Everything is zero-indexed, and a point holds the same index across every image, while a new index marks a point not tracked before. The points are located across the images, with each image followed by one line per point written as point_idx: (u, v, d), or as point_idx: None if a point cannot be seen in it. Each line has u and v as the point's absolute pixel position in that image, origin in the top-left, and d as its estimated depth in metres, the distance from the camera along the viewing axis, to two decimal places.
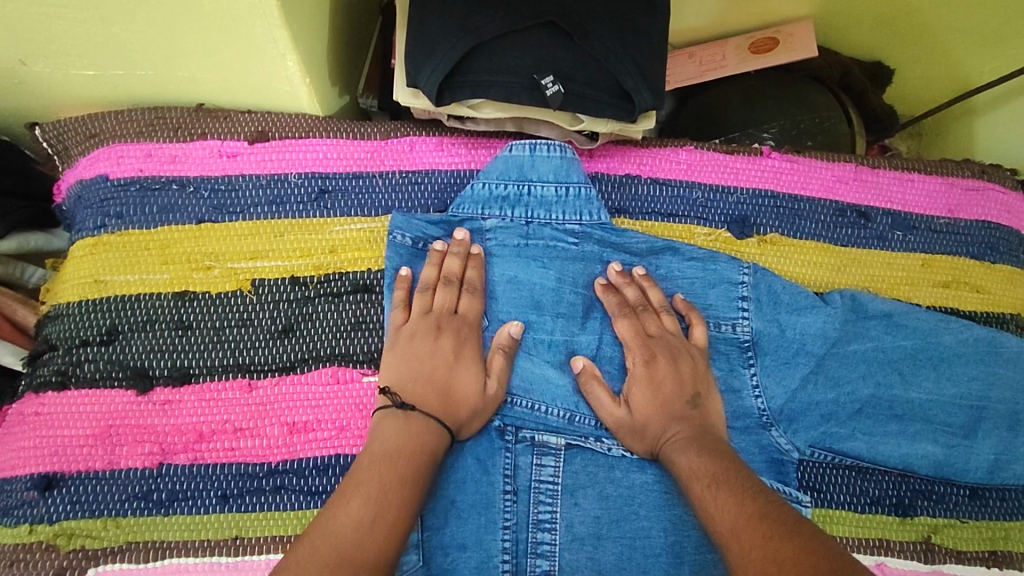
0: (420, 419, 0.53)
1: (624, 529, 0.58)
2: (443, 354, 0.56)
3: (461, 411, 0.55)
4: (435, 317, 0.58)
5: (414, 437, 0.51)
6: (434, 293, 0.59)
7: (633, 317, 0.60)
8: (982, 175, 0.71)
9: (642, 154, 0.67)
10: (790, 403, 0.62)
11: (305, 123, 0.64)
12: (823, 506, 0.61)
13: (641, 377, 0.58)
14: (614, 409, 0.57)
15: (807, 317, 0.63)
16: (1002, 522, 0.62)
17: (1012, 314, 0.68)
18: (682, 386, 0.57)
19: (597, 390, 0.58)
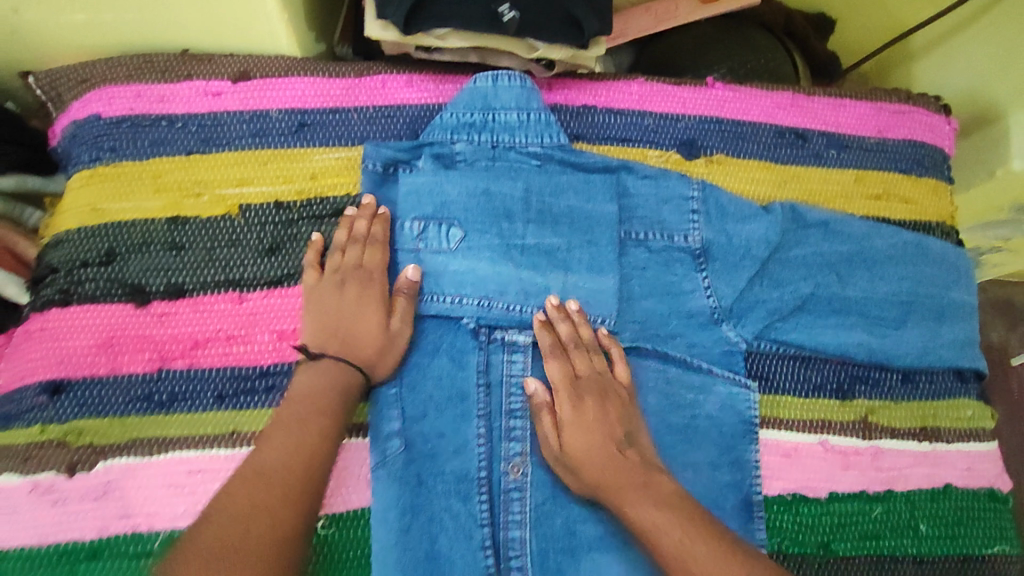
0: (331, 364, 0.58)
1: None
2: (347, 305, 0.60)
3: (365, 350, 0.59)
4: (342, 270, 0.61)
5: (324, 380, 0.58)
6: (345, 251, 0.62)
7: (571, 328, 0.63)
8: (908, 100, 0.78)
9: (597, 87, 0.73)
10: (740, 299, 0.67)
11: (284, 64, 0.69)
12: (771, 393, 0.66)
13: (570, 419, 0.60)
14: (552, 436, 0.60)
15: (748, 224, 0.69)
16: (931, 402, 0.68)
17: (938, 222, 0.75)
18: (612, 430, 0.59)
19: (546, 420, 0.61)
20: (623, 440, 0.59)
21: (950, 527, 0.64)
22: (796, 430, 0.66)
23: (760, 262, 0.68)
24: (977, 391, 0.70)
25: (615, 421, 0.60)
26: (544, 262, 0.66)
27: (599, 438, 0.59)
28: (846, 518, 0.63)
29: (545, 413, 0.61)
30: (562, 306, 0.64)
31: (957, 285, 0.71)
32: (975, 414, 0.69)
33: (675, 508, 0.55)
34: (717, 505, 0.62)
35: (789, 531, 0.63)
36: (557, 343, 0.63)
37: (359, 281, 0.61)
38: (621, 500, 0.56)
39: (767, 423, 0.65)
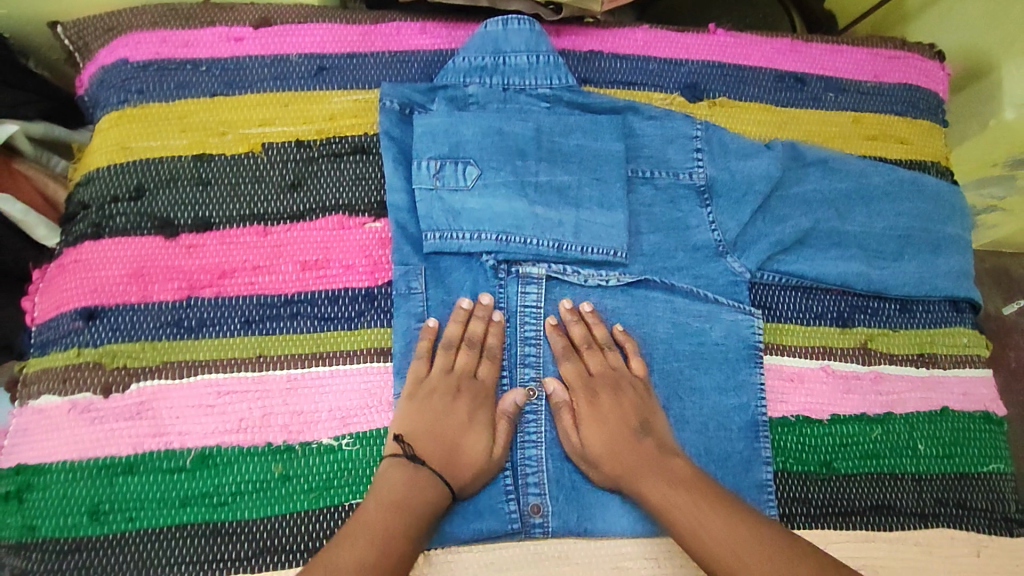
0: (427, 474, 0.56)
1: None
2: (459, 414, 0.60)
3: (466, 475, 0.58)
4: (457, 377, 0.61)
5: (419, 486, 0.55)
6: (458, 351, 0.62)
7: (584, 327, 0.65)
8: (901, 46, 0.81)
9: (603, 34, 0.76)
10: (744, 234, 0.70)
11: (303, 12, 0.72)
12: (775, 321, 0.69)
13: (586, 413, 0.61)
14: (574, 437, 0.61)
15: (750, 161, 0.71)
16: (927, 330, 0.71)
17: (933, 162, 0.78)
18: (629, 417, 0.61)
19: (563, 417, 0.61)
20: (642, 428, 0.60)
21: (948, 446, 0.67)
22: (799, 356, 0.68)
23: (762, 199, 0.71)
24: (971, 321, 0.73)
25: (633, 408, 0.61)
26: (556, 198, 0.68)
27: (614, 429, 0.60)
28: (848, 438, 0.66)
29: (566, 412, 0.62)
30: (576, 309, 0.65)
31: (952, 219, 0.75)
32: (971, 341, 0.72)
33: (687, 488, 0.56)
34: (724, 425, 0.65)
35: (793, 450, 0.65)
36: (571, 343, 0.64)
37: (473, 395, 0.61)
38: (639, 484, 0.58)
39: (770, 349, 0.68)
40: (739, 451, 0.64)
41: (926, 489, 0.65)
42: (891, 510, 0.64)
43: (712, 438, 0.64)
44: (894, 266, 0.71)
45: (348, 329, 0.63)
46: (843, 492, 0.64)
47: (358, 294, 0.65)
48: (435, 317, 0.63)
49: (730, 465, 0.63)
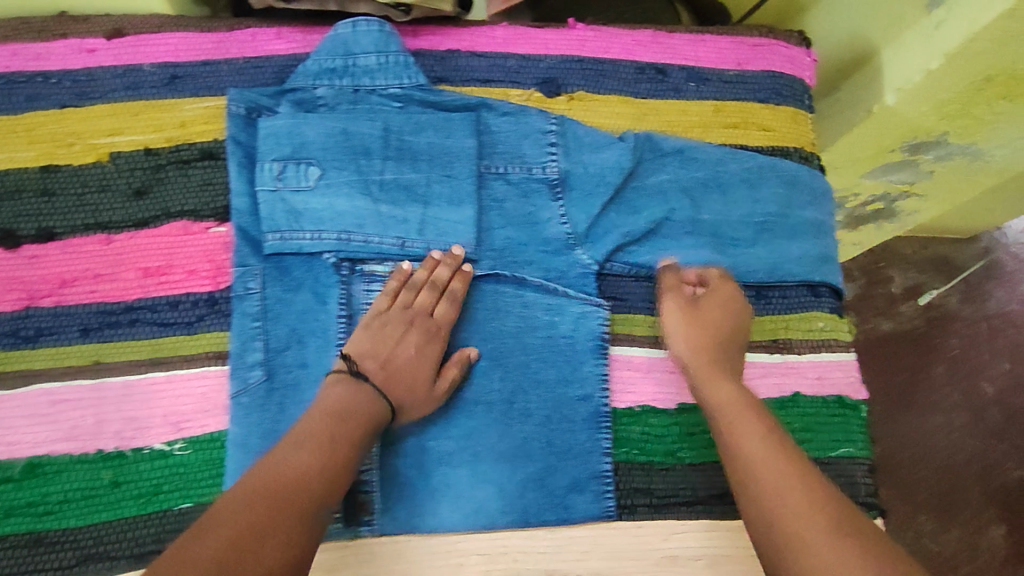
0: (370, 392, 0.60)
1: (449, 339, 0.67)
2: (410, 346, 0.63)
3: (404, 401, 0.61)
4: (413, 313, 0.64)
5: (354, 401, 0.58)
6: (418, 291, 0.65)
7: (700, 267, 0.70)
8: (767, 34, 0.80)
9: (461, 32, 0.75)
10: (594, 226, 0.70)
11: (156, 21, 0.71)
12: (623, 311, 0.70)
13: (711, 301, 0.67)
14: (673, 310, 0.67)
15: (600, 152, 0.72)
16: (783, 316, 0.72)
17: (796, 147, 0.78)
18: (725, 324, 0.66)
19: (670, 297, 0.68)
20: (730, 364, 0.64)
21: (796, 432, 0.68)
22: (648, 346, 0.69)
23: (618, 191, 0.71)
24: (830, 305, 0.73)
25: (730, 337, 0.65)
26: (403, 196, 0.68)
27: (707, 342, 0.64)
28: (695, 427, 0.67)
29: (673, 292, 0.68)
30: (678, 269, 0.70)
31: (808, 206, 0.74)
32: (828, 325, 0.72)
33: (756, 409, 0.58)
34: (567, 417, 0.65)
35: (638, 441, 0.66)
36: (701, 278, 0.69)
37: (426, 331, 0.64)
38: (711, 383, 0.61)
39: (618, 339, 0.69)
40: (580, 443, 0.64)
41: None
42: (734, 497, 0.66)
43: (554, 430, 0.64)
44: (750, 253, 0.72)
45: (187, 334, 0.65)
46: (686, 481, 0.66)
47: (200, 299, 0.66)
48: (268, 319, 0.64)
49: (570, 457, 0.64)
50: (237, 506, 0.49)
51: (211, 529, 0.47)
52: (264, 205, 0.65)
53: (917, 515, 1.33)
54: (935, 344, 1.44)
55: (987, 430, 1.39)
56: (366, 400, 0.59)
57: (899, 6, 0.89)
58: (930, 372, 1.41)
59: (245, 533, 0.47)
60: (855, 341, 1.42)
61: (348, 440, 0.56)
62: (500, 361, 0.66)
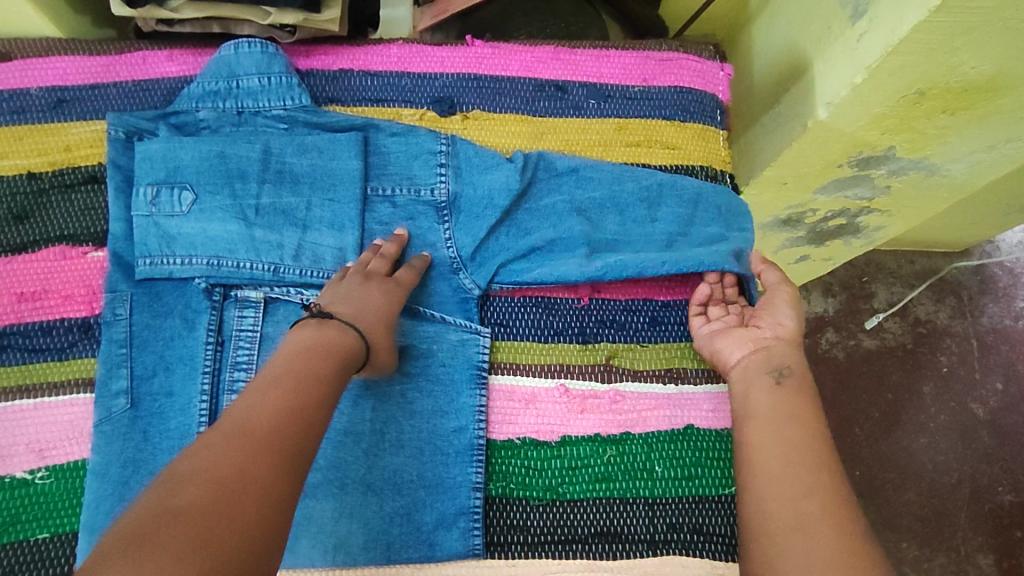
0: (338, 326, 0.57)
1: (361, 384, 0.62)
2: (372, 294, 0.61)
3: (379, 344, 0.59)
4: (368, 269, 0.63)
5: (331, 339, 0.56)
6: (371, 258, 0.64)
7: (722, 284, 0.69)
8: (677, 49, 0.78)
9: (355, 52, 0.75)
10: (478, 251, 0.68)
11: (45, 45, 0.72)
12: (507, 339, 0.66)
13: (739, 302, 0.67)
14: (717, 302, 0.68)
15: (487, 171, 0.69)
16: (678, 345, 0.69)
17: (703, 166, 0.74)
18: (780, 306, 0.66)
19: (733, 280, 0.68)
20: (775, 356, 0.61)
21: (688, 468, 0.64)
22: (532, 375, 0.66)
23: (505, 214, 0.68)
24: None
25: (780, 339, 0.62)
26: (281, 220, 0.66)
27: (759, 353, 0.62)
28: (578, 461, 0.63)
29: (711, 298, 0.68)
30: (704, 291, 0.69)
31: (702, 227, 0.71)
32: None
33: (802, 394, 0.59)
34: (440, 450, 0.62)
35: (515, 475, 0.63)
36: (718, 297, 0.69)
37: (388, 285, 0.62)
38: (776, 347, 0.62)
39: (501, 368, 0.65)
40: (452, 477, 0.61)
41: (658, 515, 0.63)
42: (616, 537, 0.62)
43: (426, 463, 0.62)
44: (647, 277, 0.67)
45: (58, 360, 0.63)
46: (566, 519, 0.62)
47: (73, 324, 0.64)
48: (135, 346, 0.62)
49: (440, 492, 0.61)
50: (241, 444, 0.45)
51: (192, 483, 0.42)
52: (138, 229, 0.65)
53: (902, 543, 1.26)
54: (921, 361, 1.37)
55: (976, 453, 1.31)
56: (333, 333, 0.56)
57: (824, 17, 0.86)
58: (915, 391, 1.35)
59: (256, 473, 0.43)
60: (833, 359, 1.35)
61: (326, 378, 0.52)
62: (373, 390, 0.62)
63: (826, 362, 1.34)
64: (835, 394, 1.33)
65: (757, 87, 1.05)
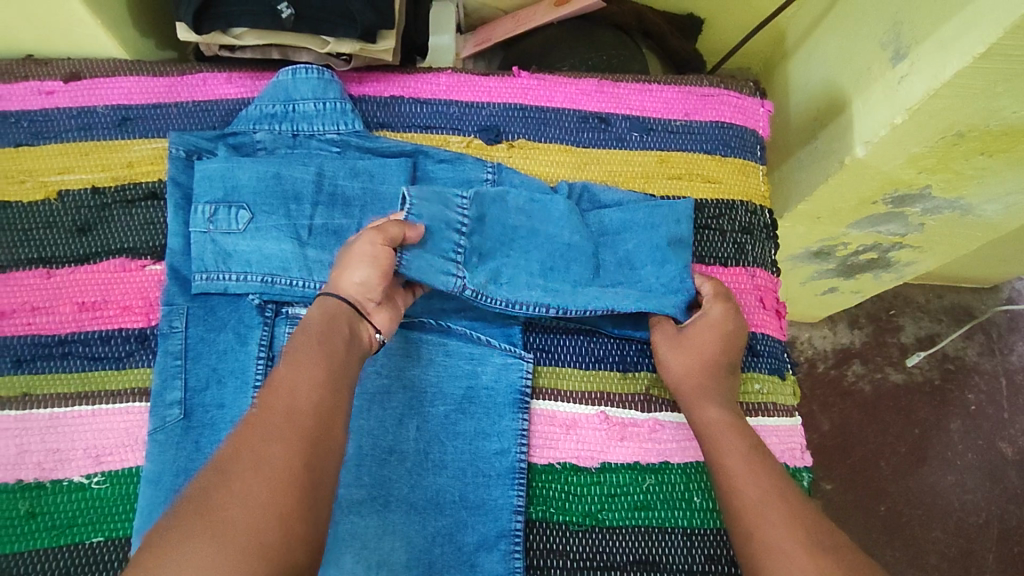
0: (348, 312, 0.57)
1: (403, 378, 0.65)
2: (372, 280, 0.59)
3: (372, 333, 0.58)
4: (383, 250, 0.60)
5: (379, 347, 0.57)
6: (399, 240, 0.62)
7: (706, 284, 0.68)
8: (718, 85, 0.80)
9: (405, 80, 0.77)
10: (494, 298, 0.66)
11: (112, 65, 0.75)
12: (549, 364, 0.68)
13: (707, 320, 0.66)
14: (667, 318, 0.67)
15: (503, 204, 0.69)
16: None
17: (742, 201, 0.76)
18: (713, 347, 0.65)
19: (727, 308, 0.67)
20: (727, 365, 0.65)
21: None
22: (573, 402, 0.67)
23: (521, 247, 0.69)
24: (769, 365, 0.70)
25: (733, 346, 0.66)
26: (331, 240, 0.69)
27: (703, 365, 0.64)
28: (617, 488, 0.64)
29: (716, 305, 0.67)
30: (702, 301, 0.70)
31: (742, 258, 0.73)
32: (765, 387, 0.69)
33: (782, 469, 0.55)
34: (481, 472, 0.63)
35: (556, 499, 0.64)
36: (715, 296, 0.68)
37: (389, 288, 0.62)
38: (699, 402, 0.62)
39: (542, 393, 0.67)
40: (493, 499, 0.62)
41: (696, 545, 0.63)
42: (654, 567, 0.62)
43: (468, 484, 0.63)
44: (671, 296, 0.68)
45: (115, 369, 0.65)
46: (604, 545, 0.63)
47: (131, 335, 0.67)
48: (191, 359, 0.64)
49: (480, 513, 0.62)
50: (255, 471, 0.44)
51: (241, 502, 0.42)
52: (195, 244, 0.67)
53: None
54: (948, 398, 1.35)
55: (1003, 493, 1.30)
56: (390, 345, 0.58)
57: (863, 58, 0.87)
58: (942, 427, 1.33)
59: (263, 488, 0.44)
60: (861, 392, 1.34)
61: None
62: (414, 410, 0.65)
63: (852, 396, 1.34)
64: (862, 428, 1.33)
65: (792, 120, 1.06)
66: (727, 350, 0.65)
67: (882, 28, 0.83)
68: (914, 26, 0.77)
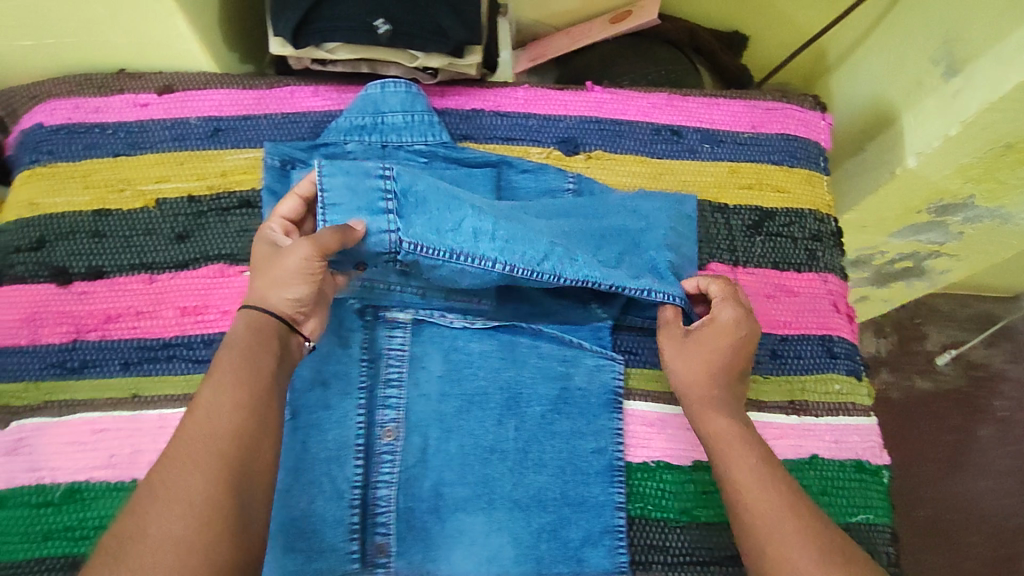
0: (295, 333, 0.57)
1: (500, 376, 0.68)
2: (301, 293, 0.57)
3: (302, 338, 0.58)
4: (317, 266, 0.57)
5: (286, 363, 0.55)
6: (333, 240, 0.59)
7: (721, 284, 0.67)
8: (782, 98, 0.83)
9: (485, 93, 0.81)
10: (434, 251, 0.62)
11: (204, 78, 0.78)
12: (638, 366, 0.70)
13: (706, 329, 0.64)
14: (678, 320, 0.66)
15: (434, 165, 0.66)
16: (799, 377, 0.72)
17: (812, 210, 0.78)
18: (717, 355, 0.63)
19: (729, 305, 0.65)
20: (740, 371, 0.63)
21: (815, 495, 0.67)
22: (662, 402, 0.69)
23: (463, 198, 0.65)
24: (847, 367, 0.73)
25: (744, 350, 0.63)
26: None
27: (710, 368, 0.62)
28: (709, 485, 0.66)
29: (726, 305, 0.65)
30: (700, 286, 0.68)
31: (814, 265, 0.76)
32: (845, 388, 0.72)
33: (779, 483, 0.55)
34: (581, 470, 0.65)
35: (652, 496, 0.66)
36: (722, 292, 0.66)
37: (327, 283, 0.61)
38: (703, 413, 0.61)
39: (634, 395, 0.69)
40: (594, 496, 0.65)
41: None
42: None
43: (567, 482, 0.65)
44: (591, 266, 0.66)
45: None
46: (701, 540, 0.65)
47: None
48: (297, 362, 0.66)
49: (583, 509, 0.64)
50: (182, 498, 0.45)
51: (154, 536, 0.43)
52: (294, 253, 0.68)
53: None
54: (979, 405, 1.39)
55: None
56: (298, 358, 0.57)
57: (914, 73, 0.91)
58: (971, 433, 1.36)
59: (190, 529, 0.44)
60: (893, 399, 1.37)
61: None
62: (511, 411, 0.67)
63: (884, 403, 1.37)
64: (895, 434, 1.36)
65: (840, 134, 1.10)
66: (731, 357, 0.63)
67: (933, 45, 0.87)
68: (968, 44, 0.81)
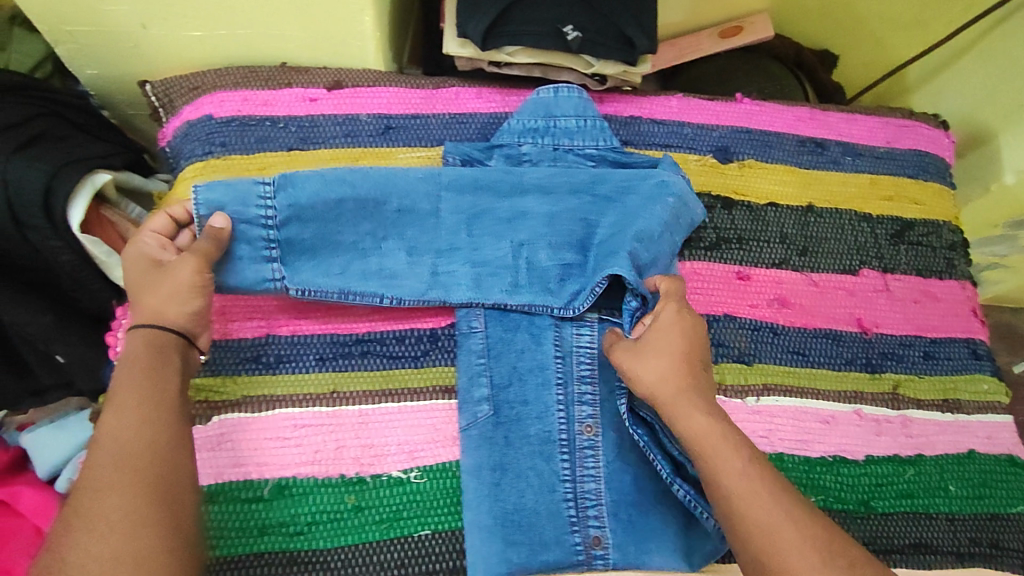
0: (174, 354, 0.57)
1: None
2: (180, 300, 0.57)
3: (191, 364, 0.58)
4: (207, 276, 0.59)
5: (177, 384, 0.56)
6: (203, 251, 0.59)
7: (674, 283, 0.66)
8: (909, 117, 0.89)
9: (642, 101, 0.83)
10: (325, 291, 0.65)
11: (371, 75, 0.79)
12: (808, 366, 0.73)
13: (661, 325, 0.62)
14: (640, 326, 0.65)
15: (314, 174, 0.65)
16: (950, 377, 0.77)
17: (945, 221, 0.84)
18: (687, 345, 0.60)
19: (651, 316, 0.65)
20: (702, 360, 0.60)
21: (977, 487, 0.72)
22: (834, 400, 0.72)
23: (343, 229, 0.66)
24: (991, 368, 0.78)
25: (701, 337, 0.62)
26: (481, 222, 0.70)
27: (675, 362, 0.59)
28: (883, 478, 0.70)
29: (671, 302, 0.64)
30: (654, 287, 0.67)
31: (953, 273, 0.82)
32: (992, 388, 0.77)
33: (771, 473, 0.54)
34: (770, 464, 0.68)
35: (831, 489, 0.69)
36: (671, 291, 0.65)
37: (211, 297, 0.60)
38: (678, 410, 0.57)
39: (807, 393, 0.72)
40: None
41: (959, 529, 0.70)
42: (929, 549, 0.68)
43: None
44: (503, 276, 0.69)
45: (415, 367, 0.67)
46: (881, 529, 0.68)
47: (423, 334, 0.68)
48: (492, 358, 0.67)
49: None
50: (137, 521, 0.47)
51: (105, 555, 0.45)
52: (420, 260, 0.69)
53: None
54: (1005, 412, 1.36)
55: None
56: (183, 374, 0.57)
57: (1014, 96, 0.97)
58: None
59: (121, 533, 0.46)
60: None
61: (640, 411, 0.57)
62: None
63: None
64: None
65: None
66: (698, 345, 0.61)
67: None
68: None
